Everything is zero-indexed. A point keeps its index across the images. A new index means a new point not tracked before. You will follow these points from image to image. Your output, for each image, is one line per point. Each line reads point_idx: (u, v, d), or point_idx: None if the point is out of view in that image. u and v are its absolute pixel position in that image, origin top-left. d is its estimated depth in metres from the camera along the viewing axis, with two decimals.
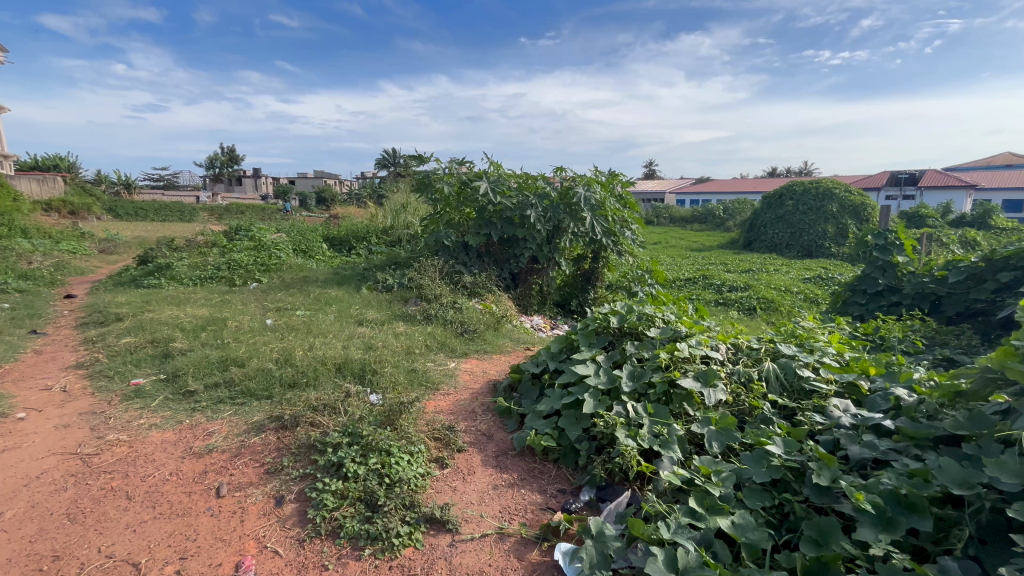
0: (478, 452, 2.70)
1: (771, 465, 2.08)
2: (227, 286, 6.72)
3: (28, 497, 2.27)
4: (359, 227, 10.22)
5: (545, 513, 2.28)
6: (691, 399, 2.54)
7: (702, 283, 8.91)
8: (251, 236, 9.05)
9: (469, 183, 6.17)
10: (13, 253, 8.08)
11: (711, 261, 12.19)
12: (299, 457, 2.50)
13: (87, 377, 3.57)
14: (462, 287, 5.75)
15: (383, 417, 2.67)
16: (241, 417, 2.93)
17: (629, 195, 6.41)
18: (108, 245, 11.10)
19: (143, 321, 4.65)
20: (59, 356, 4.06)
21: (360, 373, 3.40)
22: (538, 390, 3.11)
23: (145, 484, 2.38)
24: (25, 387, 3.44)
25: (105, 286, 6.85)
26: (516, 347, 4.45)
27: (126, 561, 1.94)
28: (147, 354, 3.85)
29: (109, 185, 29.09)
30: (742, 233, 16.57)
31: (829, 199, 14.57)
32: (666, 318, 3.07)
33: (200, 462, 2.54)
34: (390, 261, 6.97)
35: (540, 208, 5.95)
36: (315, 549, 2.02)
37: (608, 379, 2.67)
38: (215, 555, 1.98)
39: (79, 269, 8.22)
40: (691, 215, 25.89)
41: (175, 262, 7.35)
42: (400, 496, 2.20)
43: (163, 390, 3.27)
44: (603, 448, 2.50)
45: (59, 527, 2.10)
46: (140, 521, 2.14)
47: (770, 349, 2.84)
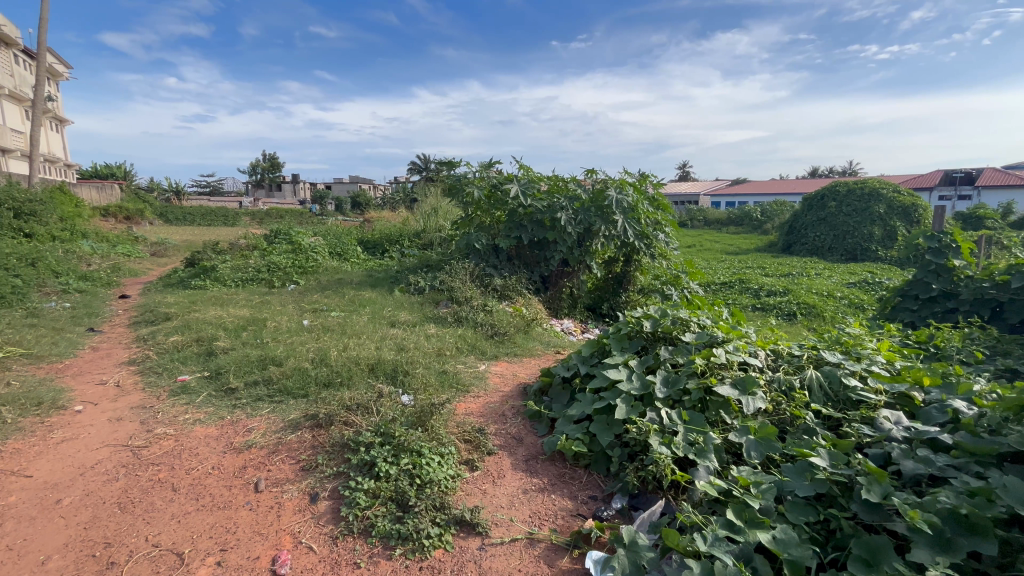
0: (508, 455, 2.69)
1: (814, 478, 1.99)
2: (266, 288, 6.97)
3: (84, 485, 2.41)
4: (392, 231, 10.42)
5: (575, 520, 2.24)
6: (728, 407, 2.46)
7: (739, 287, 8.63)
8: (290, 241, 9.37)
9: (500, 186, 6.23)
10: (74, 256, 8.63)
11: (749, 265, 11.78)
12: (333, 455, 2.56)
13: (138, 373, 3.77)
14: (492, 289, 5.76)
15: (414, 418, 2.71)
16: (278, 415, 3.02)
17: (661, 197, 6.31)
18: (158, 248, 11.70)
19: (189, 320, 4.89)
20: (113, 352, 4.30)
21: (392, 373, 3.45)
22: (569, 394, 3.07)
23: (189, 476, 2.48)
24: (82, 381, 3.65)
25: (156, 287, 7.22)
26: (546, 351, 4.42)
27: (171, 551, 2.01)
28: (192, 351, 4.04)
29: (161, 194, 30.92)
30: (781, 236, 16.01)
31: (875, 200, 13.94)
32: (701, 322, 2.99)
33: (240, 457, 2.63)
34: (422, 263, 7.07)
35: (570, 211, 5.92)
36: (348, 546, 2.05)
37: (641, 385, 2.60)
38: (254, 548, 2.04)
39: (132, 271, 8.71)
40: (728, 218, 25.25)
41: (219, 265, 7.67)
42: (431, 498, 2.21)
43: (207, 387, 3.41)
44: (636, 455, 2.43)
45: (111, 515, 2.21)
46: (185, 513, 2.23)
47: (814, 356, 2.73)
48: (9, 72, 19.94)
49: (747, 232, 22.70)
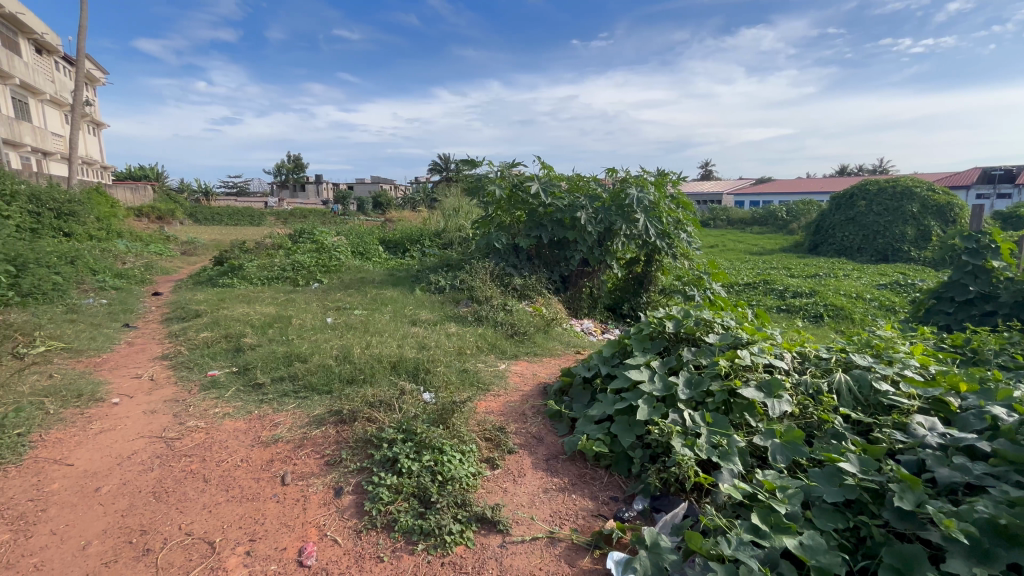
0: (529, 454, 2.70)
1: (843, 484, 1.94)
2: (291, 286, 7.12)
3: (121, 474, 2.51)
4: (413, 231, 10.53)
5: (596, 520, 2.23)
6: (753, 409, 2.42)
7: (763, 288, 8.45)
8: (314, 240, 9.56)
9: (520, 186, 6.23)
10: (110, 254, 8.97)
11: (774, 265, 11.54)
12: (357, 450, 2.61)
13: (171, 367, 3.91)
14: (512, 289, 5.77)
15: (436, 416, 2.74)
16: (303, 410, 3.09)
17: (683, 196, 6.24)
18: (188, 247, 12.08)
19: (218, 317, 5.03)
20: (147, 347, 4.46)
21: (414, 371, 3.49)
22: (590, 394, 3.06)
23: (220, 468, 2.56)
24: (119, 375, 3.79)
25: (186, 285, 7.45)
26: (566, 351, 4.41)
27: (203, 539, 2.08)
28: (221, 347, 4.16)
29: (191, 194, 31.89)
30: (807, 236, 15.63)
31: (908, 199, 13.48)
32: (725, 323, 2.95)
33: (267, 450, 2.70)
34: (443, 263, 7.13)
35: (591, 210, 5.88)
36: (371, 540, 2.09)
37: (664, 386, 2.57)
38: (282, 539, 2.09)
39: (164, 269, 9.00)
40: (752, 218, 24.76)
41: (246, 264, 7.87)
42: (452, 495, 2.23)
43: (235, 382, 3.51)
44: (658, 456, 2.41)
45: (147, 503, 2.30)
46: (216, 503, 2.30)
47: (842, 359, 2.66)
48: (50, 79, 20.82)
49: (772, 232, 22.20)
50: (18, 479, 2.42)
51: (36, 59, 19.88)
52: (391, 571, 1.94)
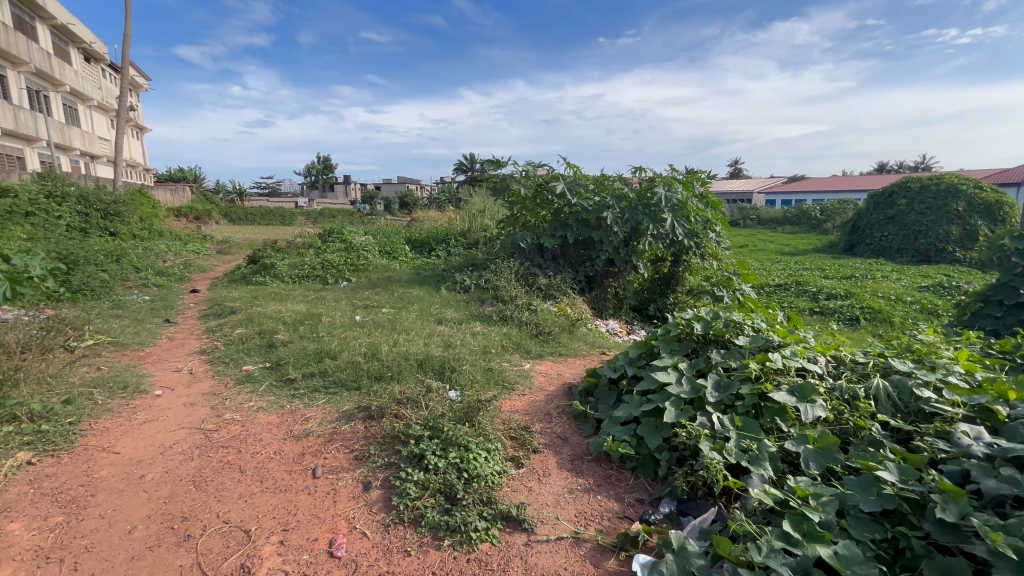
0: (554, 454, 2.70)
1: (881, 494, 1.88)
2: (321, 284, 7.30)
3: (164, 463, 2.63)
4: (439, 230, 10.64)
5: (621, 522, 2.22)
6: (785, 414, 2.36)
7: (796, 289, 8.21)
8: (343, 239, 9.78)
9: (545, 185, 6.23)
10: (152, 253, 9.38)
11: (807, 266, 11.18)
12: (384, 446, 2.67)
13: (208, 362, 4.06)
14: (537, 288, 5.77)
15: (462, 414, 2.78)
16: (333, 406, 3.17)
17: (712, 195, 6.13)
18: (224, 246, 12.54)
19: (252, 314, 5.20)
20: (186, 342, 4.65)
21: (440, 369, 3.54)
22: (615, 395, 3.04)
23: (255, 459, 2.66)
24: (161, 368, 3.97)
25: (222, 283, 7.73)
26: (591, 351, 4.39)
27: (239, 528, 2.16)
28: (255, 343, 4.31)
29: (226, 194, 33.02)
30: (843, 236, 15.09)
31: (953, 197, 12.86)
32: (756, 326, 2.89)
33: (299, 444, 2.78)
34: (468, 262, 7.18)
35: (617, 209, 5.82)
36: (399, 534, 2.12)
37: (691, 388, 2.54)
38: (313, 530, 2.15)
39: (202, 267, 9.36)
40: (784, 217, 24.07)
41: (278, 262, 8.11)
42: (478, 492, 2.25)
43: (269, 377, 3.63)
44: (685, 459, 2.38)
45: (187, 491, 2.40)
46: (251, 493, 2.39)
47: (880, 364, 2.57)
48: (98, 86, 21.91)
49: (805, 231, 21.52)
50: (71, 464, 2.57)
51: (85, 68, 20.94)
52: (418, 565, 1.97)
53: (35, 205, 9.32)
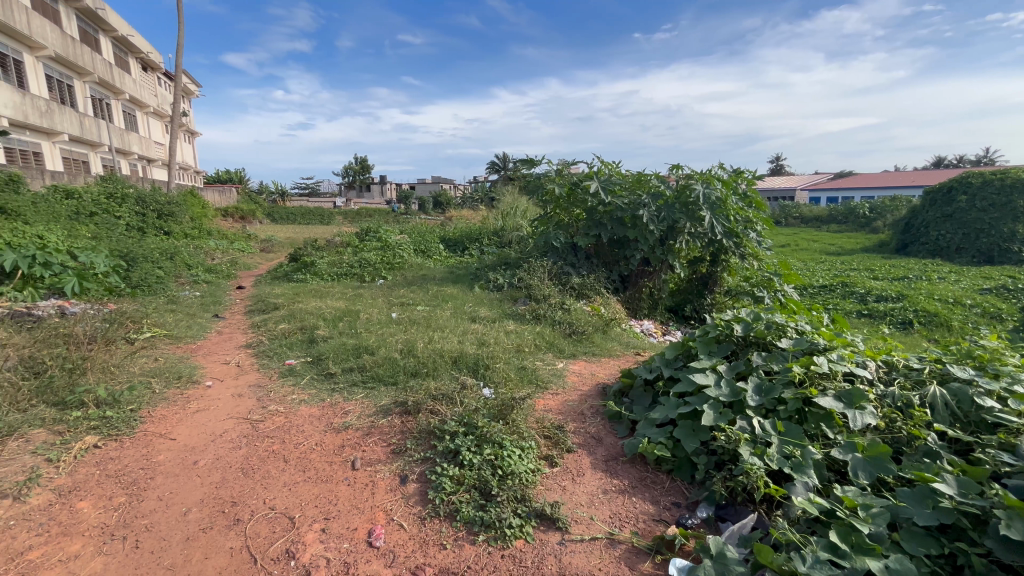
0: (588, 454, 2.68)
1: (937, 507, 1.79)
2: (358, 282, 7.51)
3: (215, 450, 2.77)
4: (472, 230, 10.74)
5: (657, 525, 2.19)
6: (831, 420, 2.27)
7: (842, 291, 7.85)
8: (379, 238, 10.01)
9: (579, 184, 6.18)
10: (202, 251, 9.88)
11: (855, 266, 10.64)
12: (420, 441, 2.73)
13: (254, 355, 4.25)
14: (570, 288, 5.74)
15: (497, 411, 2.81)
16: (371, 400, 3.26)
17: (755, 193, 5.94)
18: (267, 245, 13.06)
19: (295, 310, 5.41)
20: (234, 336, 4.88)
21: (474, 367, 3.58)
22: (651, 397, 2.99)
23: (298, 449, 2.77)
24: (211, 360, 4.19)
25: (266, 280, 8.06)
26: (625, 351, 4.34)
27: (284, 515, 2.26)
28: (298, 338, 4.48)
29: (269, 194, 34.36)
30: (894, 235, 14.30)
31: (1020, 193, 11.96)
32: (800, 328, 2.79)
33: (339, 436, 2.88)
34: (501, 261, 7.21)
35: (653, 208, 5.71)
36: (435, 528, 2.16)
37: (731, 391, 2.47)
38: (353, 520, 2.22)
39: (247, 265, 9.78)
40: (829, 215, 23.02)
41: (318, 260, 8.39)
42: (513, 489, 2.27)
43: (310, 371, 3.77)
44: (724, 464, 2.32)
45: (236, 478, 2.53)
46: (294, 482, 2.49)
47: (937, 371, 2.44)
48: (154, 93, 23.22)
49: (853, 230, 20.47)
50: (132, 448, 2.75)
51: (142, 76, 22.25)
52: (454, 558, 2.00)
53: (98, 206, 9.98)
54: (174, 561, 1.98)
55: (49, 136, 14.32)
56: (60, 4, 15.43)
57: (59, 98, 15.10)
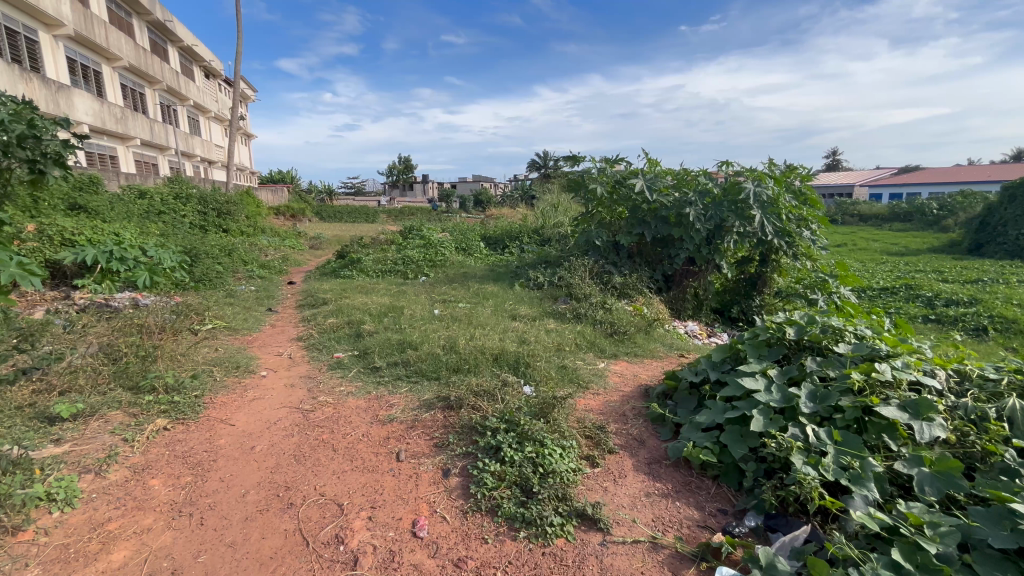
0: (629, 456, 2.65)
1: (1016, 529, 1.65)
2: (402, 278, 7.71)
3: (269, 437, 2.92)
4: (513, 228, 10.78)
5: (702, 532, 2.13)
6: (894, 431, 2.14)
7: (906, 294, 7.35)
8: (422, 236, 10.23)
9: (623, 181, 6.09)
10: (257, 248, 10.42)
11: (921, 268, 9.93)
12: (462, 436, 2.78)
13: (305, 348, 4.45)
14: (612, 287, 5.67)
15: (538, 409, 2.82)
16: (414, 394, 3.34)
17: (810, 190, 5.67)
18: (316, 242, 13.60)
19: (342, 305, 5.61)
20: (286, 329, 5.12)
21: (515, 364, 3.61)
22: (696, 400, 2.91)
23: (345, 439, 2.88)
24: (266, 351, 4.41)
25: (315, 276, 8.40)
26: (669, 353, 4.24)
27: (333, 501, 2.35)
28: (345, 333, 4.65)
29: (317, 194, 35.75)
30: (967, 234, 13.23)
31: None
32: (860, 333, 2.64)
33: (384, 428, 2.97)
34: (541, 259, 7.20)
35: (700, 206, 5.54)
36: (477, 522, 2.20)
37: (783, 397, 2.37)
38: (398, 510, 2.29)
39: (297, 261, 10.23)
40: (891, 213, 21.60)
41: (364, 258, 8.66)
42: (554, 488, 2.27)
43: (357, 364, 3.91)
44: (774, 472, 2.22)
45: (289, 464, 2.66)
46: (342, 471, 2.59)
47: (1017, 383, 2.27)
48: (215, 99, 24.66)
49: (919, 229, 19.10)
50: (197, 432, 2.94)
51: (205, 83, 23.65)
52: (495, 553, 2.03)
53: (165, 205, 10.70)
54: (234, 539, 2.11)
55: (123, 141, 15.48)
56: (133, 17, 16.60)
57: (132, 106, 16.28)
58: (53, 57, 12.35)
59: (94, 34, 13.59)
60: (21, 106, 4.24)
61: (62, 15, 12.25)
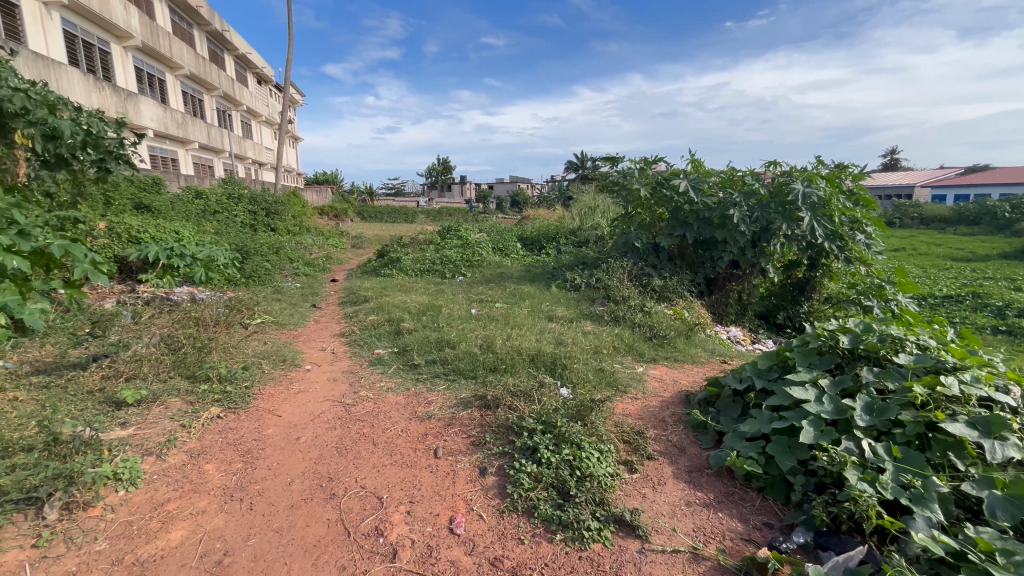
0: (669, 464, 2.58)
1: None
2: (439, 278, 7.82)
3: (313, 429, 3.03)
4: (550, 229, 10.76)
5: (747, 546, 2.05)
6: (961, 450, 2.01)
7: (974, 303, 6.84)
8: (460, 236, 10.36)
9: (664, 182, 5.96)
10: (302, 247, 10.83)
11: (991, 275, 9.23)
12: (499, 435, 2.79)
13: (347, 343, 4.59)
14: (651, 290, 5.55)
15: (575, 411, 2.80)
16: (452, 392, 3.39)
17: (865, 191, 5.38)
18: (358, 242, 13.99)
19: (382, 303, 5.76)
20: (329, 325, 5.30)
21: (552, 366, 3.59)
22: (740, 408, 2.81)
23: (385, 434, 2.94)
24: (310, 346, 4.58)
25: (357, 274, 8.65)
26: (710, 359, 4.12)
27: (373, 494, 2.41)
28: (385, 330, 4.76)
29: (359, 194, 36.80)
30: None
31: None
32: (922, 343, 2.49)
33: (422, 425, 3.02)
34: (579, 260, 7.15)
35: (745, 207, 5.36)
36: (513, 522, 2.20)
37: (836, 409, 2.25)
38: (435, 506, 2.32)
39: (340, 260, 10.57)
40: (956, 216, 20.17)
41: (403, 257, 8.85)
42: (591, 492, 2.24)
43: (397, 361, 4.00)
44: (826, 487, 2.12)
45: (332, 455, 2.75)
46: (382, 465, 2.65)
47: None
48: (266, 104, 25.82)
49: (988, 233, 17.72)
50: (247, 421, 3.09)
51: (257, 89, 24.82)
52: (532, 554, 2.03)
53: (219, 205, 11.29)
54: (281, 525, 2.20)
55: (183, 145, 16.44)
56: (194, 28, 17.62)
57: (191, 111, 17.27)
58: (122, 67, 13.27)
59: (159, 45, 14.51)
60: (95, 113, 4.58)
61: (131, 27, 13.12)
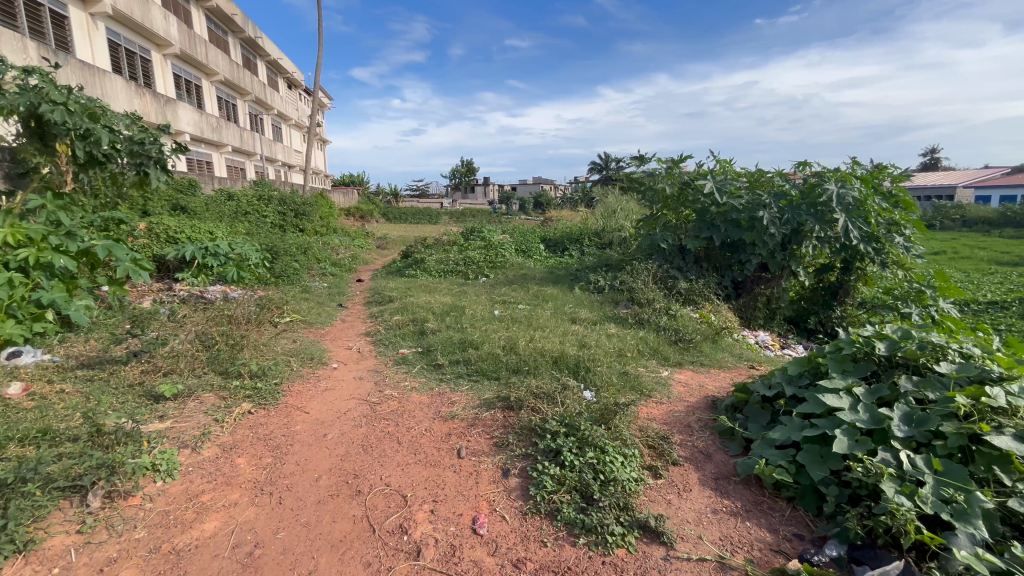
0: (695, 470, 2.54)
1: None
2: (462, 279, 7.88)
3: (340, 426, 3.09)
4: (573, 230, 10.70)
5: (776, 557, 2.00)
6: (1008, 464, 1.91)
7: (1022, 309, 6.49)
8: (483, 238, 10.40)
9: (691, 183, 5.87)
10: (329, 247, 11.06)
11: None
12: (522, 437, 2.79)
13: (372, 343, 4.67)
14: (676, 292, 5.46)
15: (599, 415, 2.78)
16: (475, 393, 3.41)
17: (903, 191, 5.17)
18: (383, 242, 14.20)
19: (407, 303, 5.83)
20: (355, 325, 5.40)
21: (575, 368, 3.57)
22: (769, 415, 2.74)
23: (409, 433, 2.98)
24: (337, 345, 4.68)
25: (382, 274, 8.78)
26: (738, 363, 4.03)
27: (398, 492, 2.45)
28: (410, 330, 4.82)
29: (384, 196, 37.37)
30: None
31: None
32: (965, 351, 2.38)
33: (446, 425, 3.04)
34: (602, 262, 7.09)
35: (775, 209, 5.23)
36: (535, 524, 2.20)
37: (871, 418, 2.18)
38: (459, 506, 2.34)
39: (365, 260, 10.76)
40: (1003, 218, 19.19)
41: (426, 258, 8.94)
42: (615, 496, 2.23)
43: (421, 360, 4.04)
44: (860, 499, 2.05)
45: (357, 453, 2.80)
46: (406, 463, 2.69)
47: None
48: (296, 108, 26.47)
49: None
50: (276, 417, 3.17)
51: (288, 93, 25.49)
52: (554, 557, 2.02)
53: (251, 207, 11.63)
54: (309, 520, 2.25)
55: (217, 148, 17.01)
56: (228, 35, 18.22)
57: (225, 116, 17.85)
58: (161, 74, 13.83)
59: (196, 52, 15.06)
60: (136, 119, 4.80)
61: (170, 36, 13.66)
